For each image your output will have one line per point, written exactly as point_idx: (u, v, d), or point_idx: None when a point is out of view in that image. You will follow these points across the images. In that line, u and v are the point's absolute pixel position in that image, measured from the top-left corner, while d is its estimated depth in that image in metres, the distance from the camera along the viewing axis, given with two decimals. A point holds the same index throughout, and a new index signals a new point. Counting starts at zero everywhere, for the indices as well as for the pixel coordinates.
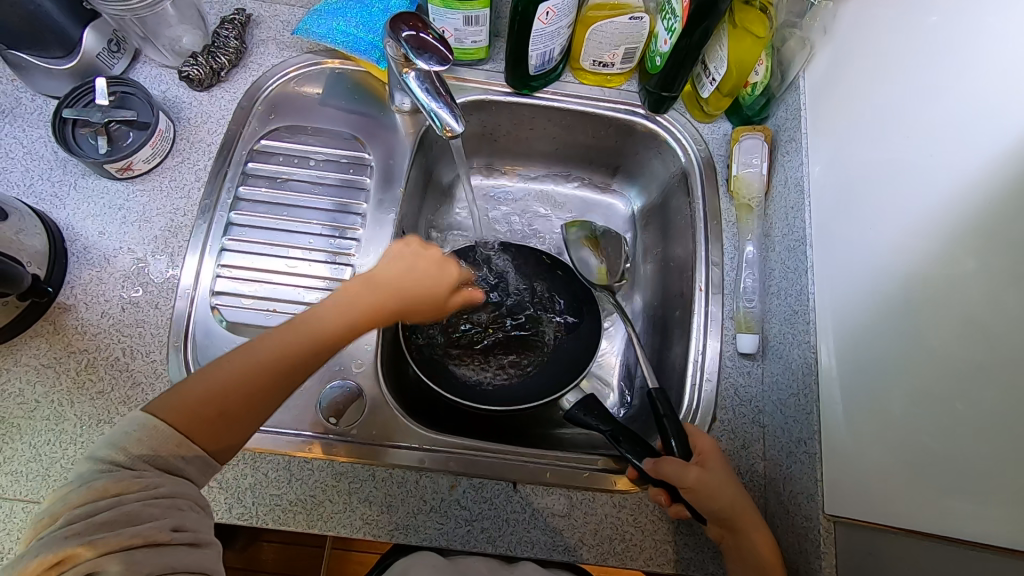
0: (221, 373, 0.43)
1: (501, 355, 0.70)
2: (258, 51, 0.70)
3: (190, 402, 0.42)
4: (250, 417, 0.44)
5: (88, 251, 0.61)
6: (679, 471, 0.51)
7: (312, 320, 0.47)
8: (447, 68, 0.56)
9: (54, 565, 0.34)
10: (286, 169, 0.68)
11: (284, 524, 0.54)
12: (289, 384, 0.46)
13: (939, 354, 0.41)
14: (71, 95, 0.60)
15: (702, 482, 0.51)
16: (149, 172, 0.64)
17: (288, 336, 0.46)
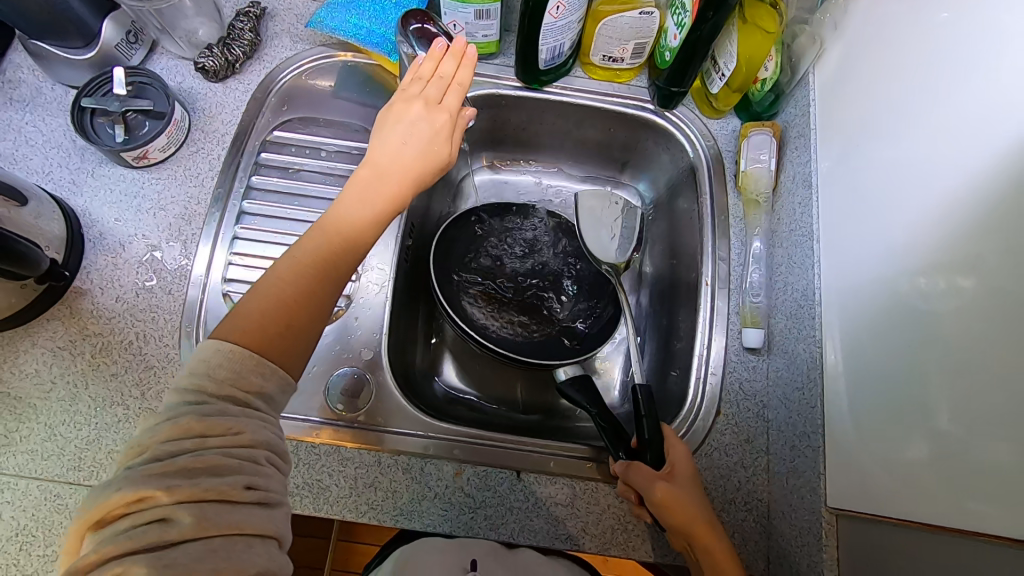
0: (267, 292, 0.44)
1: (518, 313, 0.71)
2: (273, 43, 0.71)
3: (251, 319, 0.43)
4: (316, 323, 0.46)
5: (104, 237, 0.62)
6: (644, 482, 0.52)
7: (341, 215, 0.48)
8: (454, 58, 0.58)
9: (133, 502, 0.35)
10: (298, 159, 0.69)
11: (292, 506, 0.55)
12: (338, 279, 0.47)
13: (946, 341, 0.41)
14: (90, 84, 0.62)
15: (666, 494, 0.51)
16: (165, 161, 0.66)
17: (325, 235, 0.47)
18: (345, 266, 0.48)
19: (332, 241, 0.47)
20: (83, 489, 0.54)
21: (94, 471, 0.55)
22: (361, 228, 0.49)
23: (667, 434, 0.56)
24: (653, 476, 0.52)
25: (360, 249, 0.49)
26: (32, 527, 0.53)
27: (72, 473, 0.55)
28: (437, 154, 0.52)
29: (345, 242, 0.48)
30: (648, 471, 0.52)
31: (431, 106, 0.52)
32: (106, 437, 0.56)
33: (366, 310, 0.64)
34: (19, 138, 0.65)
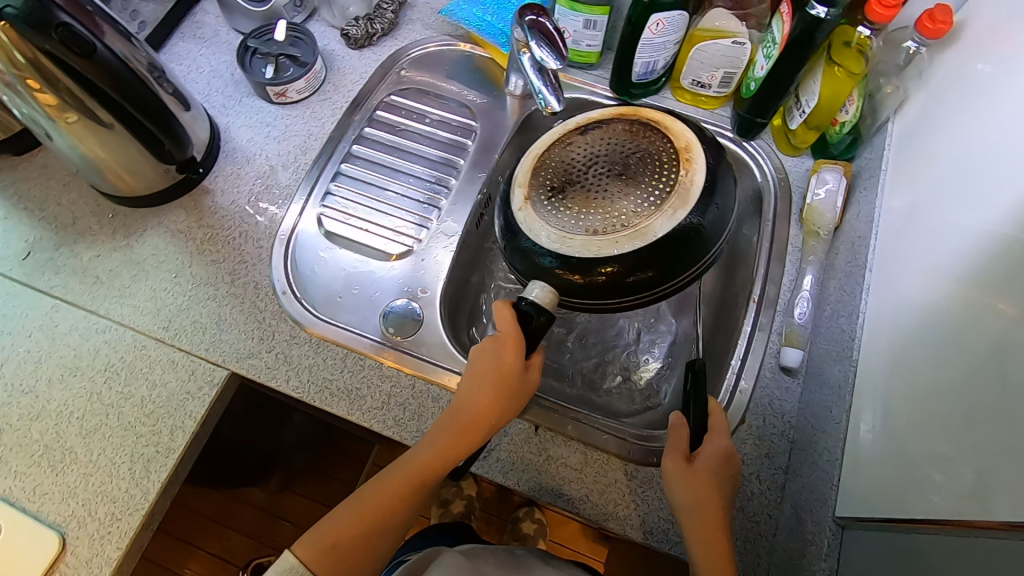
0: (336, 529, 0.52)
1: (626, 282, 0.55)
2: (408, 26, 0.82)
3: (324, 547, 0.51)
4: (373, 559, 0.52)
5: (235, 152, 0.74)
6: (675, 445, 0.53)
7: (418, 456, 0.54)
8: (560, 63, 0.66)
9: None
10: (405, 121, 0.78)
11: (328, 404, 0.61)
12: (395, 526, 0.53)
13: (982, 343, 0.42)
14: (257, 31, 0.75)
15: (679, 476, 0.51)
16: (298, 102, 0.77)
17: (401, 483, 0.53)
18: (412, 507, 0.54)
19: (396, 487, 0.53)
20: (166, 346, 0.63)
21: (179, 334, 0.64)
22: (422, 485, 0.54)
23: (715, 421, 0.54)
24: (682, 456, 0.52)
25: (424, 489, 0.54)
26: (118, 367, 0.62)
27: (161, 330, 0.64)
28: (513, 401, 0.55)
29: (409, 486, 0.54)
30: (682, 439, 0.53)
31: (518, 374, 0.55)
32: (195, 308, 0.65)
33: (433, 254, 0.71)
34: (193, 65, 0.78)
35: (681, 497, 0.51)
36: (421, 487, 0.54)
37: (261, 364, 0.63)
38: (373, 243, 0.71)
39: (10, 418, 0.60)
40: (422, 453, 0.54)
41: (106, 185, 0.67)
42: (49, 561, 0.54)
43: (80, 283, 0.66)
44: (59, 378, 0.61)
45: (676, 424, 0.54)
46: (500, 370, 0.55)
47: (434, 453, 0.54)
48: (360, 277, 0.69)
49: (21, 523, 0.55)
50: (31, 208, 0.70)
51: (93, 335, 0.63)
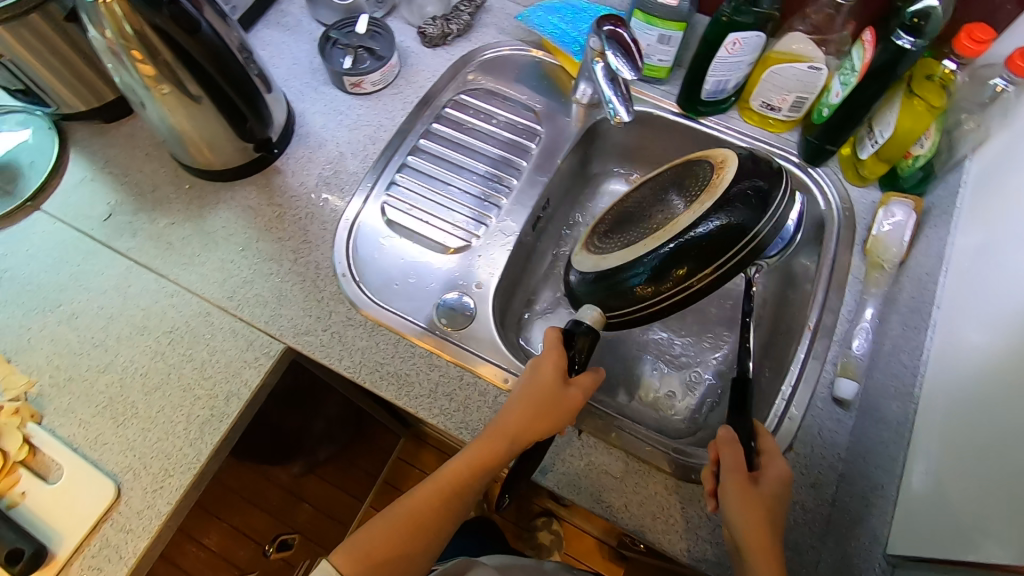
0: (372, 537, 0.53)
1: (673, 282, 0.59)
2: (482, 28, 0.84)
3: (357, 554, 0.52)
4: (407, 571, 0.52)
5: (307, 136, 0.76)
6: (735, 461, 0.52)
7: (453, 469, 0.55)
8: (635, 75, 0.66)
9: None
10: (472, 120, 0.80)
11: (378, 387, 0.62)
12: (430, 537, 0.54)
13: None
14: (340, 23, 0.78)
15: (744, 491, 0.50)
16: (371, 94, 0.79)
17: (435, 494, 0.54)
18: (446, 520, 0.54)
19: (435, 491, 0.54)
20: (228, 315, 0.66)
21: (241, 304, 0.66)
22: (460, 491, 0.55)
23: (768, 445, 0.54)
24: (744, 475, 0.51)
25: (462, 496, 0.55)
26: (183, 330, 0.65)
27: (225, 300, 0.66)
28: (559, 419, 0.55)
29: (448, 491, 0.55)
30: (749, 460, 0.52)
31: (559, 390, 0.55)
32: (258, 281, 0.67)
33: (489, 252, 0.72)
34: (275, 51, 0.82)
35: (740, 516, 0.50)
36: (461, 492, 0.55)
37: (316, 341, 0.64)
38: (432, 236, 0.73)
39: (79, 368, 0.63)
40: (464, 460, 0.55)
41: (187, 157, 0.70)
42: (104, 507, 0.56)
43: (154, 248, 0.69)
44: (128, 335, 0.64)
45: (722, 437, 0.54)
46: (539, 386, 0.55)
47: (474, 460, 0.55)
48: (416, 267, 0.71)
49: (81, 469, 0.58)
50: (115, 174, 0.74)
51: (162, 298, 0.66)
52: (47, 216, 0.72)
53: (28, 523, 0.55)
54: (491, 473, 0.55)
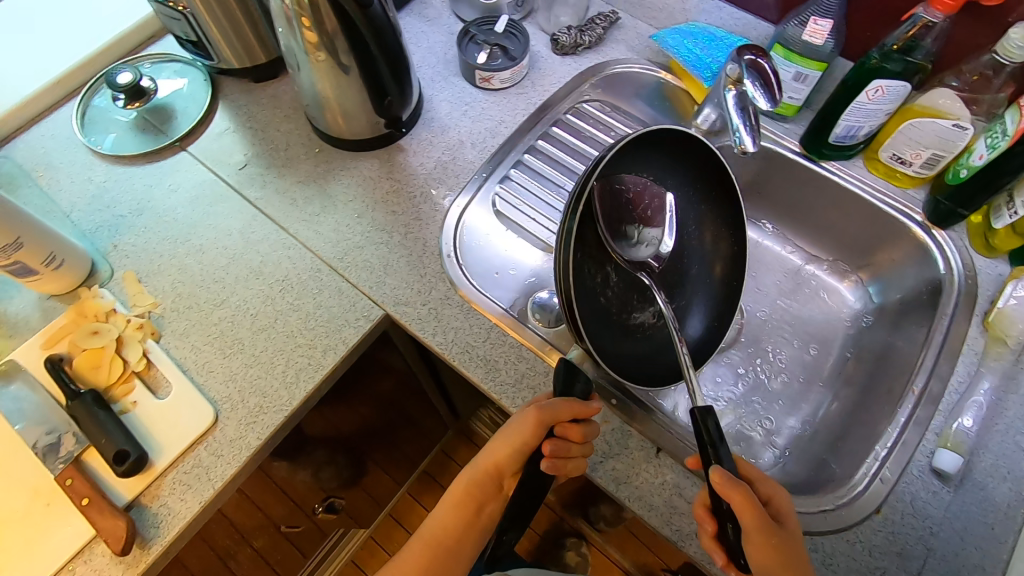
0: None
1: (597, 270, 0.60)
2: (612, 44, 0.86)
3: None
4: None
5: (431, 121, 0.80)
6: (756, 521, 0.45)
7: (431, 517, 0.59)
8: (770, 106, 0.66)
9: None
10: (590, 130, 0.83)
11: (466, 367, 0.64)
12: None
13: None
14: (480, 21, 0.82)
15: (766, 548, 0.45)
16: (497, 90, 0.82)
17: (417, 543, 0.58)
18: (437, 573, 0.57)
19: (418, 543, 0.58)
20: (337, 274, 0.69)
21: (349, 266, 0.70)
22: (448, 539, 0.57)
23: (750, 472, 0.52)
24: (767, 534, 0.45)
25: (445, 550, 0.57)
26: (294, 281, 0.69)
27: (336, 259, 0.70)
28: (514, 450, 0.56)
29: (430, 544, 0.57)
30: (756, 501, 0.46)
31: (520, 416, 0.56)
32: (368, 248, 0.71)
33: None
34: (414, 39, 0.86)
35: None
36: (450, 542, 0.57)
37: (414, 313, 0.67)
38: (536, 233, 0.75)
39: (198, 299, 0.68)
40: (438, 512, 0.58)
41: (325, 123, 0.75)
42: (202, 429, 0.60)
43: (279, 201, 0.74)
44: (245, 277, 0.69)
45: (726, 488, 0.45)
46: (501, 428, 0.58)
47: (450, 504, 0.58)
48: (518, 259, 0.74)
49: (187, 391, 0.62)
50: (255, 129, 0.80)
51: (280, 248, 0.71)
52: (191, 157, 0.78)
53: (136, 429, 0.60)
54: (467, 515, 0.57)
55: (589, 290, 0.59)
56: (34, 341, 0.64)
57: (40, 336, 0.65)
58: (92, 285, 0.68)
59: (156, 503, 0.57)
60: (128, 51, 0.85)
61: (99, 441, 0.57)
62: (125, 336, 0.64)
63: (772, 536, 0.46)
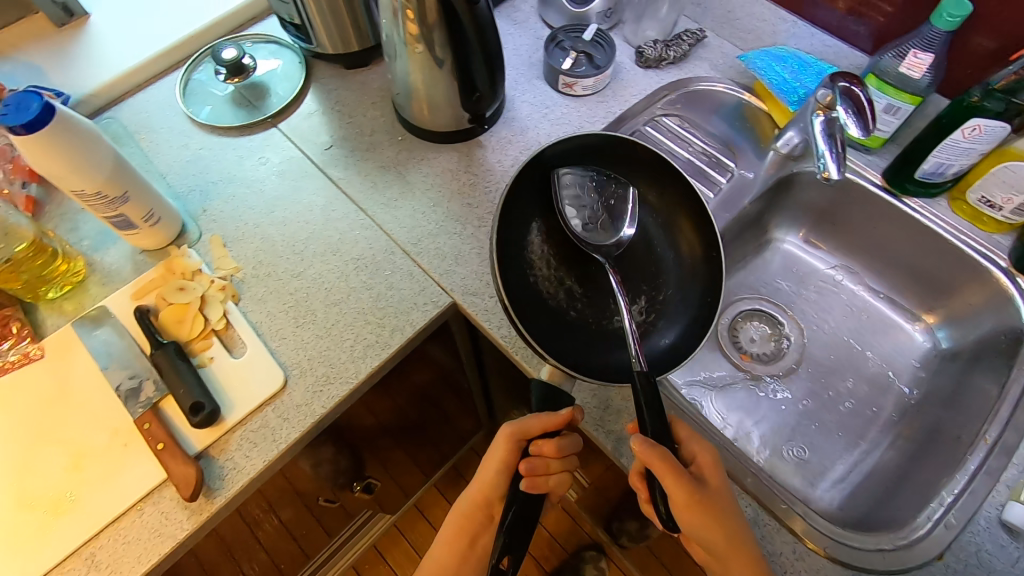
0: None
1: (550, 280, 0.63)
2: (696, 61, 0.86)
3: None
4: None
5: (512, 120, 0.82)
6: (677, 486, 0.50)
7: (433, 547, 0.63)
8: (862, 135, 0.64)
9: None
10: (668, 144, 0.82)
11: (528, 363, 0.64)
12: None
13: None
14: (569, 29, 0.84)
15: (685, 504, 0.51)
16: (579, 96, 0.83)
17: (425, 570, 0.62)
18: None
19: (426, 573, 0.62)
20: (411, 258, 0.71)
21: (423, 253, 0.71)
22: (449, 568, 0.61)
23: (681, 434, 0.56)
24: (687, 496, 0.50)
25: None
26: (369, 262, 0.71)
27: (411, 245, 0.72)
28: (495, 475, 0.59)
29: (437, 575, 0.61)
30: (678, 466, 0.50)
31: (495, 448, 0.59)
32: (443, 237, 0.73)
33: None
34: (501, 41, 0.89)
35: (705, 535, 0.51)
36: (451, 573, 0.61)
37: (481, 304, 0.68)
38: None
39: (278, 268, 0.70)
40: (440, 544, 0.62)
41: (411, 113, 0.78)
42: (271, 392, 0.63)
43: (361, 183, 0.77)
44: (324, 252, 0.72)
45: (645, 454, 0.50)
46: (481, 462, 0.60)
47: (447, 539, 0.62)
48: None
49: (261, 354, 0.65)
50: (342, 113, 0.83)
51: (358, 228, 0.73)
52: (281, 134, 0.81)
53: (211, 384, 0.63)
54: (467, 545, 0.61)
55: (546, 304, 0.61)
56: (125, 291, 0.69)
57: (131, 287, 0.69)
58: (182, 244, 0.72)
59: (223, 457, 0.60)
60: (232, 29, 0.90)
61: (177, 391, 0.60)
62: (208, 295, 0.67)
63: (696, 496, 0.51)
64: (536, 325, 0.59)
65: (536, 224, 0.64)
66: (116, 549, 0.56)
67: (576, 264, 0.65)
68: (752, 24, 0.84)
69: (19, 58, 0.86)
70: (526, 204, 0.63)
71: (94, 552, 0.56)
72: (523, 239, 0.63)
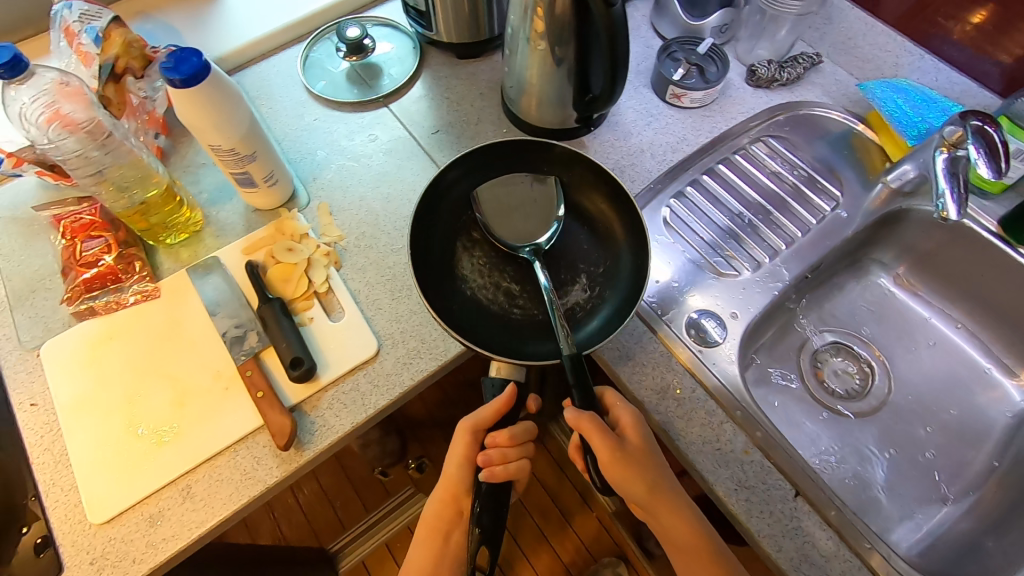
0: None
1: (495, 282, 0.68)
2: (809, 84, 0.85)
3: None
4: None
5: (616, 125, 0.82)
6: (599, 440, 0.55)
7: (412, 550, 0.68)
8: (989, 176, 0.61)
9: None
10: (775, 165, 0.81)
11: (615, 364, 0.65)
12: None
13: None
14: (683, 40, 0.84)
15: (609, 462, 0.56)
16: (685, 108, 0.83)
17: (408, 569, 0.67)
18: None
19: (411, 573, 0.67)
20: None
21: None
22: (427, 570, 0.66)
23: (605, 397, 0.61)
24: (609, 450, 0.55)
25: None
26: None
27: None
28: (458, 469, 0.63)
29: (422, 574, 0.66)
30: (602, 425, 0.56)
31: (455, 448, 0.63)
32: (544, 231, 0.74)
33: (751, 288, 0.72)
34: None
35: (628, 483, 0.57)
36: (430, 573, 0.65)
37: None
38: (702, 253, 0.74)
39: (379, 241, 0.73)
40: (418, 546, 0.67)
41: (520, 106, 0.79)
42: (363, 359, 0.65)
43: None
44: None
45: (576, 421, 0.56)
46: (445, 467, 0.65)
47: (421, 545, 0.67)
48: (682, 274, 0.72)
49: (357, 321, 0.67)
50: (451, 100, 0.85)
51: None
52: (391, 114, 0.84)
53: (309, 343, 0.66)
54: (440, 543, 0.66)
55: (489, 308, 0.66)
56: (236, 245, 0.73)
57: (242, 242, 0.73)
58: (292, 208, 0.75)
59: (315, 413, 0.63)
60: (353, 10, 0.94)
61: (279, 344, 0.63)
62: (314, 259, 0.70)
63: (618, 453, 0.56)
64: (475, 329, 0.64)
65: (461, 244, 0.70)
66: (210, 485, 0.60)
67: (512, 263, 0.69)
68: (874, 54, 0.83)
69: (160, 18, 0.92)
70: (446, 228, 0.70)
71: (190, 484, 0.60)
72: (453, 255, 0.69)
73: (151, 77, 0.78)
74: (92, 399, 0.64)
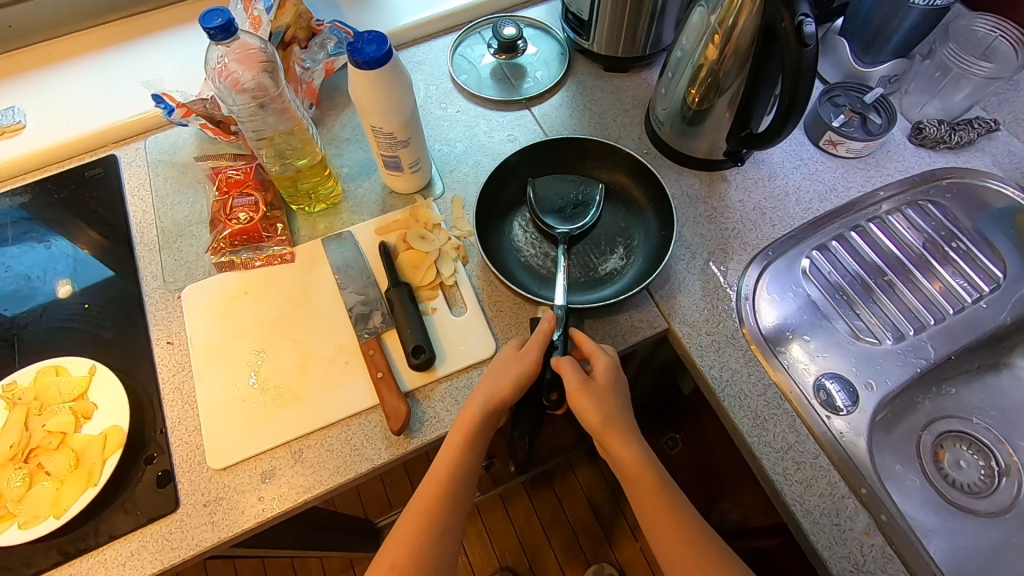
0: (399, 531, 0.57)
1: (541, 249, 0.73)
2: (979, 151, 0.79)
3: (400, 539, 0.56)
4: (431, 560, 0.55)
5: (761, 163, 0.79)
6: (569, 374, 0.59)
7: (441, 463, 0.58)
8: None
9: None
10: (934, 232, 0.75)
11: (734, 413, 0.63)
12: (446, 529, 0.56)
13: None
14: (847, 86, 0.80)
15: (579, 396, 0.58)
16: (838, 157, 0.79)
17: (429, 483, 0.58)
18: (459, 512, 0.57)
19: (432, 483, 0.58)
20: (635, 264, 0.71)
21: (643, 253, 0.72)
22: (458, 478, 0.57)
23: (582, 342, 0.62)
24: (577, 384, 0.59)
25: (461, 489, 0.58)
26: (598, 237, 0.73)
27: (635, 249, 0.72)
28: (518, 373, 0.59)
29: (444, 484, 0.57)
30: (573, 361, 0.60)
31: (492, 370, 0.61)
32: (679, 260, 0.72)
33: (887, 356, 0.68)
34: None
35: (591, 417, 0.58)
36: (463, 481, 0.58)
37: (696, 338, 0.67)
38: (839, 311, 0.70)
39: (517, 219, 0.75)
40: (446, 454, 0.58)
41: (666, 128, 0.78)
42: (478, 358, 0.65)
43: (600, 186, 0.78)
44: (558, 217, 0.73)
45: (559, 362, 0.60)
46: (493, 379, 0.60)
47: (454, 449, 0.58)
48: (816, 329, 0.68)
49: (478, 318, 0.68)
50: (593, 112, 0.85)
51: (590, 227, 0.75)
52: (531, 117, 0.84)
53: (430, 332, 0.67)
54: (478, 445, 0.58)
55: (539, 274, 0.71)
56: (370, 223, 0.75)
57: (375, 223, 0.75)
58: (426, 195, 0.77)
59: (427, 403, 0.63)
60: (507, 8, 0.94)
61: (402, 330, 0.64)
62: (443, 251, 0.71)
63: (585, 386, 0.59)
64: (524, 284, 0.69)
65: (517, 221, 0.75)
66: (320, 452, 0.61)
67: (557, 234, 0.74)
68: None
69: None
70: (505, 206, 0.75)
71: (301, 449, 0.62)
72: (508, 222, 0.75)
73: (313, 49, 0.83)
74: (223, 348, 0.67)
